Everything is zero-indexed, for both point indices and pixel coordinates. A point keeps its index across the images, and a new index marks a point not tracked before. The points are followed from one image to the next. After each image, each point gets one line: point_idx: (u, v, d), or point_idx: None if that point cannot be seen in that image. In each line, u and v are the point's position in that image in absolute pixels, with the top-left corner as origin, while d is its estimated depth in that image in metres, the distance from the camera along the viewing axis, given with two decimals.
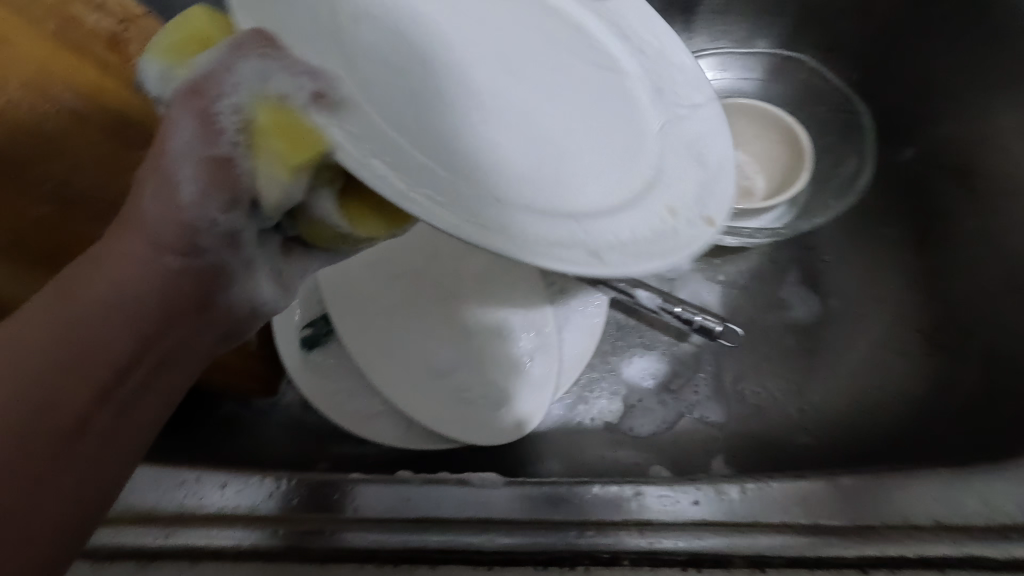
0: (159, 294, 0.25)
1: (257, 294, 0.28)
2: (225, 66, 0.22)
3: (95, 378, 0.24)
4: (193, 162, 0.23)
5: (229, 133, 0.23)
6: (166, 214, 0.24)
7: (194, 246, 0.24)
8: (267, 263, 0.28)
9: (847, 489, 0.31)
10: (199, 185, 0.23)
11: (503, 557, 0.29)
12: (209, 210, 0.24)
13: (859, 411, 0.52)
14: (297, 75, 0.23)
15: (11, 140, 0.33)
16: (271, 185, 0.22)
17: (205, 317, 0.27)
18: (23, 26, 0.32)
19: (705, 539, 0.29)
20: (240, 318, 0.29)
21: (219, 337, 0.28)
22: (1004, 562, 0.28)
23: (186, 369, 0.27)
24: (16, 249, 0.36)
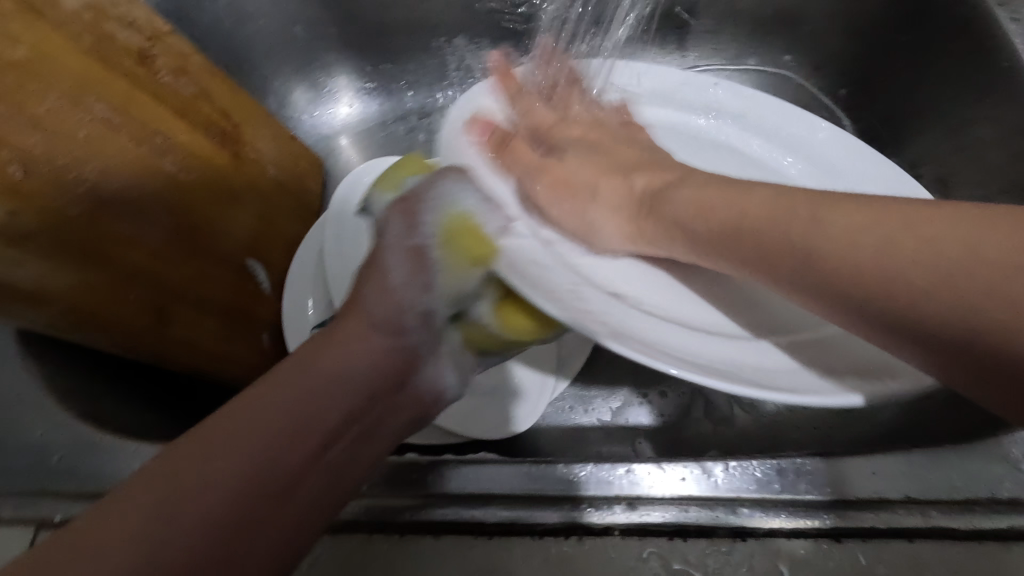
0: (373, 368, 0.31)
1: (434, 381, 0.36)
2: (437, 188, 0.38)
3: (317, 439, 0.28)
4: (401, 252, 0.35)
5: (426, 232, 0.36)
6: (382, 301, 0.33)
7: (400, 325, 0.33)
8: (446, 352, 0.36)
9: (824, 467, 0.33)
10: (404, 272, 0.34)
11: (503, 528, 0.32)
12: (411, 292, 0.34)
13: (846, 411, 0.54)
14: (484, 204, 0.39)
15: (53, 145, 0.36)
16: (454, 277, 0.36)
17: (396, 398, 0.33)
18: (61, 44, 0.37)
19: (690, 513, 0.32)
20: (416, 408, 0.35)
21: (402, 424, 0.34)
22: (968, 532, 0.31)
23: (374, 453, 0.31)
24: (51, 244, 0.38)
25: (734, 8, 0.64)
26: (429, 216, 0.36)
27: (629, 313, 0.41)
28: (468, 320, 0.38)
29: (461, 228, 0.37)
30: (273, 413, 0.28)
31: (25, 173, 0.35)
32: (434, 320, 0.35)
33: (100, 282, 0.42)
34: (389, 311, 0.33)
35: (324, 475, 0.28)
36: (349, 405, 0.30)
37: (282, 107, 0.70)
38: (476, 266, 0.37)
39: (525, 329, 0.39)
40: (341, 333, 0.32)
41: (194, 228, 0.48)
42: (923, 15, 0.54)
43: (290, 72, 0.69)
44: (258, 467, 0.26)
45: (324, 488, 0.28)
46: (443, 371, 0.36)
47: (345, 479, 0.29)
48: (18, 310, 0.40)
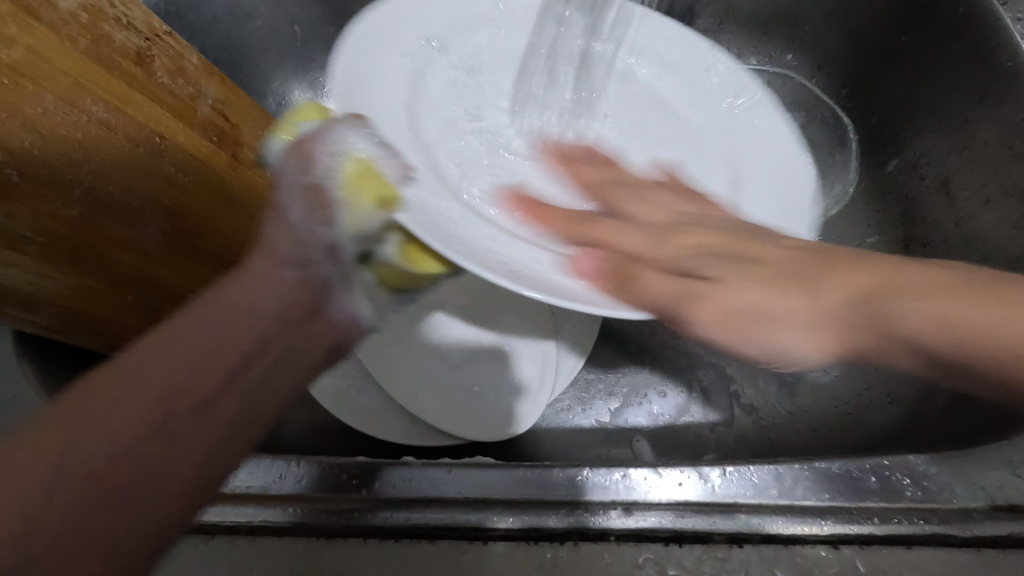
0: (281, 294, 0.30)
1: (350, 312, 0.34)
2: (330, 127, 0.35)
3: (219, 361, 0.26)
4: (300, 188, 0.33)
5: (321, 171, 0.34)
6: (285, 235, 0.32)
7: (303, 257, 0.31)
8: (360, 287, 0.35)
9: (822, 472, 0.32)
10: (305, 206, 0.33)
11: (498, 533, 0.32)
12: (312, 225, 0.33)
13: (846, 413, 0.54)
14: (386, 151, 0.36)
15: (48, 148, 0.36)
16: (355, 216, 0.34)
17: (312, 328, 0.31)
18: (57, 44, 0.36)
19: (686, 518, 0.32)
20: (338, 337, 0.32)
21: (321, 353, 0.31)
22: (966, 539, 0.30)
23: (295, 378, 0.30)
24: (49, 247, 0.38)
25: (735, 6, 0.63)
26: (329, 154, 0.34)
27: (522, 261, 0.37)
28: (376, 259, 0.37)
29: (364, 167, 0.34)
30: (176, 338, 0.26)
31: (20, 177, 0.35)
32: (343, 254, 0.34)
33: (95, 282, 0.43)
34: (292, 245, 0.32)
35: (241, 398, 0.27)
36: (258, 329, 0.28)
37: (280, 106, 0.70)
38: (377, 203, 0.34)
39: (432, 269, 0.38)
40: (251, 266, 0.30)
41: (191, 229, 0.48)
42: (926, 14, 0.54)
43: (288, 72, 0.69)
44: (154, 393, 0.25)
45: (236, 413, 0.26)
46: (361, 307, 0.34)
47: (266, 402, 0.28)
48: (14, 312, 0.41)
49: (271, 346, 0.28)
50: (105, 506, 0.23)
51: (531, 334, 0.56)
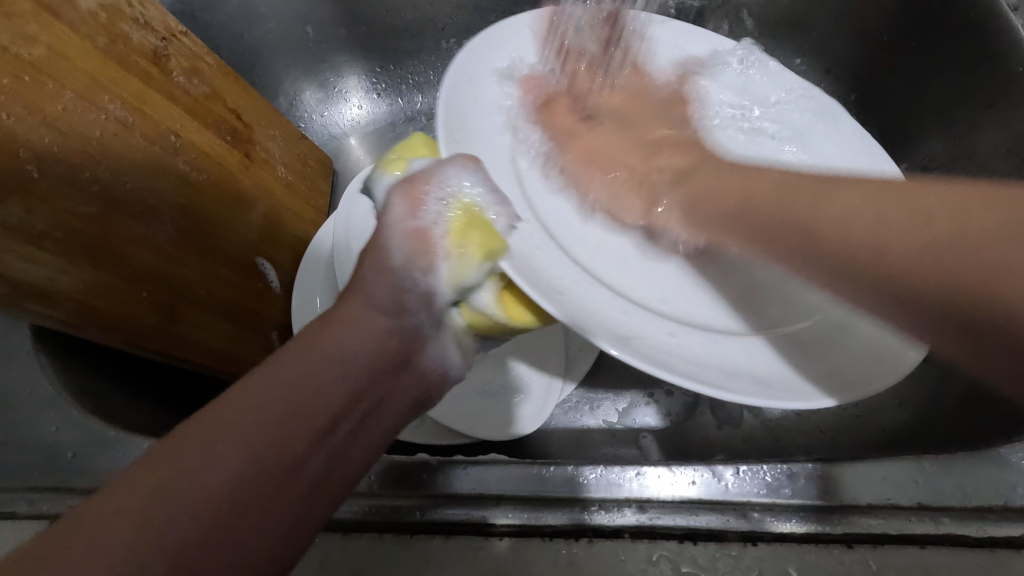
0: (371, 350, 0.30)
1: (439, 360, 0.34)
2: (440, 168, 0.36)
3: (315, 418, 0.27)
4: (400, 233, 0.33)
5: (432, 213, 0.34)
6: (381, 280, 0.32)
7: (400, 305, 0.32)
8: (449, 333, 0.35)
9: (834, 472, 0.33)
10: (406, 249, 0.33)
11: (514, 529, 0.32)
12: (413, 271, 0.33)
13: (855, 416, 0.54)
14: (490, 202, 0.37)
15: (68, 145, 0.36)
16: (457, 272, 0.34)
17: (397, 380, 0.31)
18: (75, 43, 0.37)
19: (701, 516, 0.32)
20: (422, 390, 0.33)
21: (407, 405, 0.32)
22: (979, 540, 0.31)
23: (376, 438, 0.30)
24: (68, 242, 0.39)
25: (744, 10, 0.64)
26: (434, 199, 0.34)
27: (547, 275, 0.37)
28: (471, 305, 0.36)
29: (466, 219, 0.35)
30: (268, 399, 0.26)
31: (40, 173, 0.35)
32: (436, 308, 0.34)
33: (113, 280, 0.43)
34: (389, 294, 0.32)
35: (328, 459, 0.27)
36: (347, 389, 0.28)
37: (291, 105, 0.70)
38: (481, 259, 0.34)
39: (525, 321, 0.37)
40: (343, 314, 0.31)
41: (205, 227, 0.49)
42: (937, 19, 0.54)
43: (300, 72, 0.70)
44: (264, 440, 0.25)
45: (325, 472, 0.27)
46: (446, 350, 0.35)
47: (347, 460, 0.28)
48: (32, 307, 0.41)
49: (362, 400, 0.29)
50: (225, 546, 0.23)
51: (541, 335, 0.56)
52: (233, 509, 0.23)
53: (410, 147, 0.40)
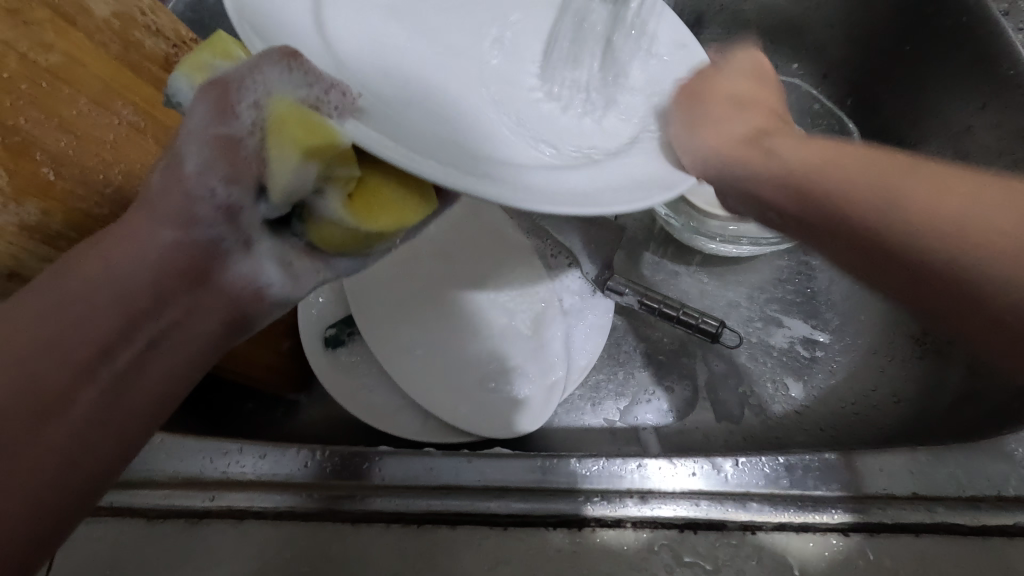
0: (153, 267, 0.28)
1: (253, 276, 0.31)
2: (254, 67, 0.27)
3: (81, 350, 0.26)
4: (201, 140, 0.27)
5: (246, 118, 0.27)
6: (171, 186, 0.28)
7: (189, 217, 0.27)
8: (270, 251, 0.31)
9: (833, 463, 0.33)
10: (203, 159, 0.27)
11: (518, 519, 0.33)
12: (208, 180, 0.27)
13: (854, 413, 0.55)
14: (310, 82, 0.27)
15: (82, 148, 0.37)
16: (281, 171, 0.26)
17: (197, 296, 0.29)
18: (92, 51, 0.37)
19: (701, 507, 0.33)
20: (236, 308, 0.30)
21: (213, 324, 0.30)
22: (974, 528, 0.31)
23: (170, 361, 0.29)
24: (80, 243, 0.40)
25: (743, 15, 0.65)
26: (247, 103, 0.27)
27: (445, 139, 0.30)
28: (313, 212, 0.29)
29: (297, 113, 0.26)
30: (29, 335, 0.25)
31: (56, 175, 0.36)
32: (244, 219, 0.29)
33: None
34: (175, 202, 0.27)
35: (100, 394, 0.26)
36: (122, 311, 0.27)
37: None
38: (304, 154, 0.26)
39: (384, 223, 0.30)
40: (128, 226, 0.28)
41: None
42: (927, 28, 0.55)
43: None
44: (10, 382, 0.25)
45: (100, 409, 0.26)
46: (261, 267, 0.30)
47: (134, 388, 0.28)
48: None
49: (146, 326, 0.27)
50: None
51: (540, 321, 0.58)
52: (1, 444, 0.24)
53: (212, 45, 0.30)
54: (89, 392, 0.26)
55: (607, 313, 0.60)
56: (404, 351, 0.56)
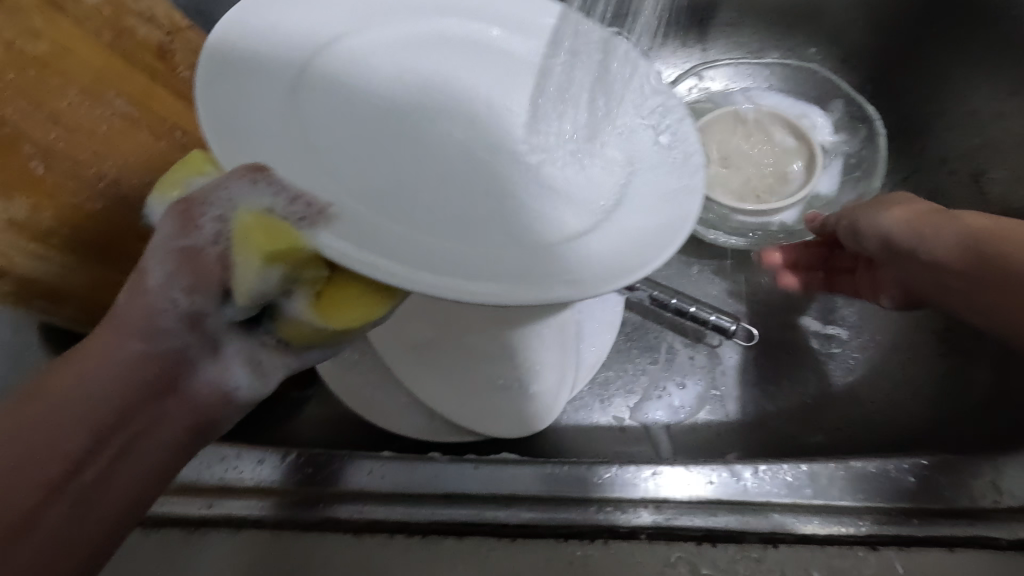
0: (119, 381, 0.27)
1: (221, 381, 0.30)
2: (219, 185, 0.28)
3: (44, 473, 0.25)
4: (168, 253, 0.28)
5: (209, 230, 0.28)
6: (135, 304, 0.28)
7: (154, 328, 0.28)
8: (240, 352, 0.30)
9: (858, 472, 0.32)
10: (167, 272, 0.28)
11: (526, 530, 0.31)
12: (171, 294, 0.28)
13: (872, 413, 0.53)
14: (279, 190, 0.28)
15: (74, 141, 0.36)
16: (244, 280, 0.27)
17: (163, 407, 0.28)
18: (81, 39, 0.35)
19: (720, 517, 0.31)
20: (199, 415, 0.29)
21: (181, 434, 0.29)
22: (1013, 542, 0.30)
23: (141, 471, 0.28)
24: (74, 240, 0.39)
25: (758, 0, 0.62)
26: (212, 216, 0.28)
27: (425, 239, 0.30)
28: (281, 316, 0.29)
29: (261, 222, 0.27)
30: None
31: (45, 169, 0.35)
32: (210, 325, 0.29)
33: (118, 275, 0.43)
34: (140, 317, 0.28)
35: (66, 514, 0.26)
36: (91, 427, 0.26)
37: None
38: (266, 264, 0.27)
39: (348, 322, 0.30)
40: (89, 344, 0.27)
41: None
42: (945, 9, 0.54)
43: None
44: None
45: (61, 531, 0.25)
46: (229, 371, 0.30)
47: (104, 501, 0.27)
48: (42, 306, 0.41)
49: (113, 440, 0.27)
50: None
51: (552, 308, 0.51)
52: None
53: (187, 163, 0.32)
54: (39, 529, 0.25)
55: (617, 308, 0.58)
56: (405, 345, 0.54)
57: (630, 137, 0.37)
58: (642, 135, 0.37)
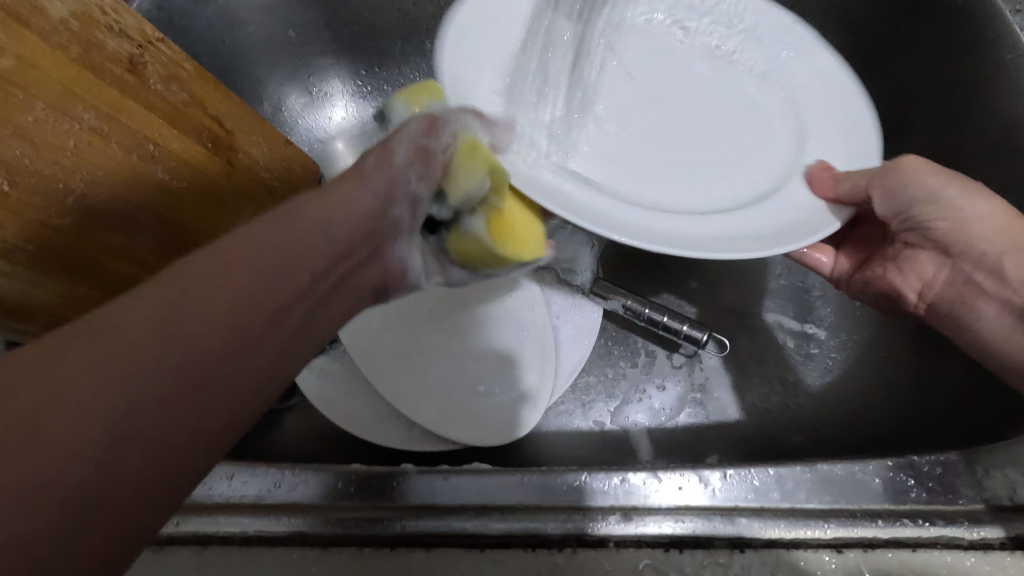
0: (353, 223, 0.31)
1: (399, 261, 0.36)
2: (453, 113, 0.36)
3: (297, 280, 0.28)
4: (410, 143, 0.34)
5: (444, 141, 0.35)
6: (380, 172, 0.33)
7: (391, 197, 0.33)
8: (415, 251, 0.37)
9: (825, 474, 0.32)
10: (410, 156, 0.34)
11: (495, 541, 0.31)
12: (410, 172, 0.34)
13: (849, 412, 0.54)
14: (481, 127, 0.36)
15: (40, 157, 0.36)
16: (466, 182, 0.34)
17: (359, 263, 0.33)
18: (45, 53, 0.34)
19: (687, 523, 0.31)
20: (382, 276, 0.35)
21: (364, 287, 0.34)
22: (973, 542, 0.30)
23: (333, 316, 0.32)
24: (41, 255, 0.39)
25: None
26: (449, 131, 0.35)
27: (609, 209, 0.37)
28: (463, 231, 0.36)
29: (473, 142, 0.35)
30: (236, 294, 0.26)
31: (12, 185, 0.35)
32: (421, 208, 0.35)
33: (83, 288, 0.44)
34: (384, 182, 0.33)
35: (296, 326, 0.29)
36: (324, 257, 0.30)
37: (277, 111, 0.72)
38: (484, 173, 0.34)
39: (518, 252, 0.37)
40: (335, 189, 0.32)
41: (184, 232, 0.49)
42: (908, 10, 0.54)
43: (283, 78, 0.71)
44: (245, 303, 0.26)
45: (286, 347, 0.28)
46: (409, 256, 0.37)
47: (314, 329, 0.30)
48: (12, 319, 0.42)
49: (331, 277, 0.31)
50: (176, 419, 0.24)
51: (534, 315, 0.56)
52: (220, 362, 0.25)
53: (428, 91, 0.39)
54: (284, 330, 0.28)
55: (591, 317, 0.58)
56: (383, 354, 0.55)
57: (795, 103, 0.45)
58: (772, 125, 0.44)
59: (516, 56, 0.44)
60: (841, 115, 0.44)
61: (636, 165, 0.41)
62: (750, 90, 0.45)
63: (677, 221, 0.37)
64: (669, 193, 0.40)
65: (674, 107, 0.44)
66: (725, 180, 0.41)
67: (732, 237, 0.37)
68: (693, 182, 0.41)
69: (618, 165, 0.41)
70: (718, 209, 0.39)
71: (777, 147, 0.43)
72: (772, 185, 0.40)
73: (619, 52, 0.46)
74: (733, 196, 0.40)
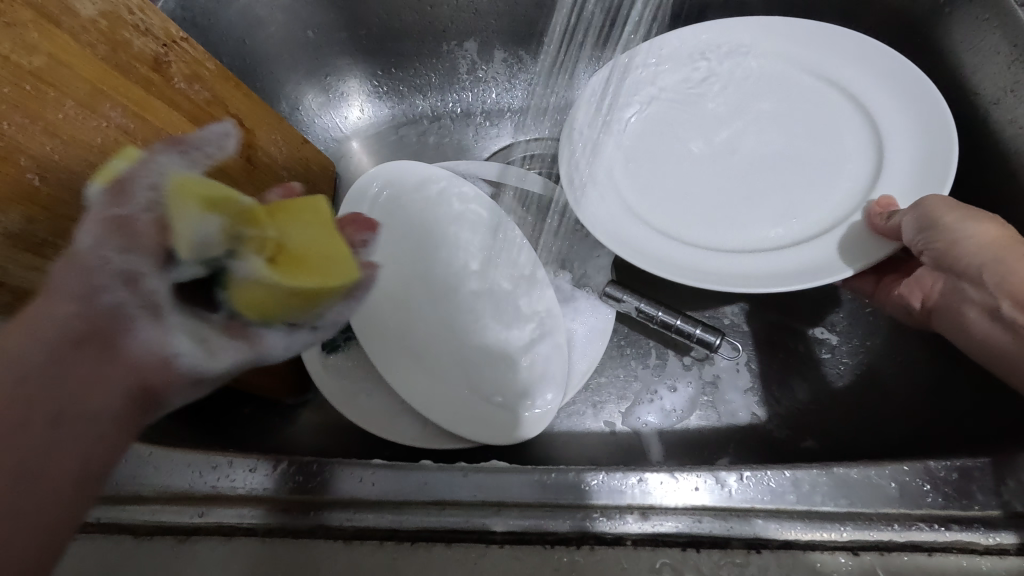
0: (46, 337, 0.29)
1: (154, 346, 0.31)
2: (144, 163, 0.33)
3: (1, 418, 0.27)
4: (98, 219, 0.32)
5: (139, 199, 0.32)
6: (77, 270, 0.31)
7: (91, 289, 0.30)
8: (192, 328, 0.33)
9: (841, 478, 0.33)
10: (98, 233, 0.31)
11: (513, 537, 0.32)
12: (104, 249, 0.31)
13: (859, 418, 0.54)
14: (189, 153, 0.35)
15: (70, 153, 0.36)
16: (186, 225, 0.30)
17: (93, 364, 0.30)
18: (76, 50, 0.36)
19: (704, 523, 0.32)
20: (140, 376, 0.31)
21: (119, 395, 0.30)
22: (989, 547, 0.30)
23: (89, 431, 0.29)
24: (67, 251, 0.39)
25: None
26: (143, 185, 0.32)
27: (677, 251, 0.48)
28: (237, 282, 0.31)
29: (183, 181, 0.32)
30: None
31: (41, 180, 0.35)
32: (146, 285, 0.31)
33: None
34: (77, 277, 0.30)
35: (28, 456, 0.27)
36: (33, 381, 0.28)
37: (295, 110, 0.73)
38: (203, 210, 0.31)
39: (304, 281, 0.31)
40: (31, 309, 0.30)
41: None
42: None
43: (302, 78, 0.72)
44: None
45: (20, 478, 0.26)
46: (167, 337, 0.32)
47: (60, 448, 0.28)
48: None
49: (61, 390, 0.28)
50: None
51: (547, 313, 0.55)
52: None
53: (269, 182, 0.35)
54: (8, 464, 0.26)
55: (604, 317, 0.59)
56: (401, 353, 0.56)
57: (850, 138, 0.50)
58: (824, 159, 0.50)
59: (608, 123, 0.54)
60: (904, 135, 0.47)
61: (704, 211, 0.50)
62: (800, 126, 0.51)
63: (735, 261, 0.47)
64: (728, 235, 0.49)
65: (735, 153, 0.52)
66: (782, 219, 0.48)
67: (783, 275, 0.45)
68: (745, 224, 0.49)
69: (687, 210, 0.50)
70: (771, 249, 0.47)
71: (839, 182, 0.49)
72: (845, 211, 0.47)
73: (685, 105, 0.55)
74: (795, 228, 0.48)
